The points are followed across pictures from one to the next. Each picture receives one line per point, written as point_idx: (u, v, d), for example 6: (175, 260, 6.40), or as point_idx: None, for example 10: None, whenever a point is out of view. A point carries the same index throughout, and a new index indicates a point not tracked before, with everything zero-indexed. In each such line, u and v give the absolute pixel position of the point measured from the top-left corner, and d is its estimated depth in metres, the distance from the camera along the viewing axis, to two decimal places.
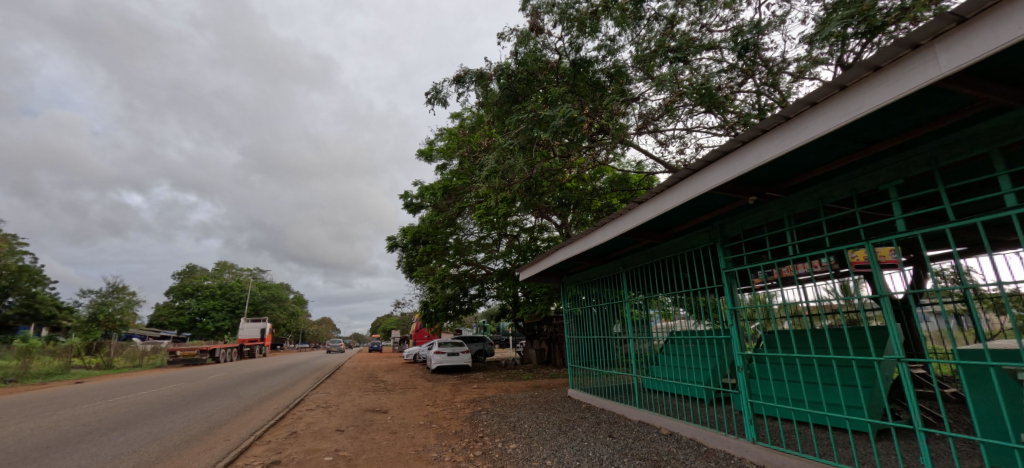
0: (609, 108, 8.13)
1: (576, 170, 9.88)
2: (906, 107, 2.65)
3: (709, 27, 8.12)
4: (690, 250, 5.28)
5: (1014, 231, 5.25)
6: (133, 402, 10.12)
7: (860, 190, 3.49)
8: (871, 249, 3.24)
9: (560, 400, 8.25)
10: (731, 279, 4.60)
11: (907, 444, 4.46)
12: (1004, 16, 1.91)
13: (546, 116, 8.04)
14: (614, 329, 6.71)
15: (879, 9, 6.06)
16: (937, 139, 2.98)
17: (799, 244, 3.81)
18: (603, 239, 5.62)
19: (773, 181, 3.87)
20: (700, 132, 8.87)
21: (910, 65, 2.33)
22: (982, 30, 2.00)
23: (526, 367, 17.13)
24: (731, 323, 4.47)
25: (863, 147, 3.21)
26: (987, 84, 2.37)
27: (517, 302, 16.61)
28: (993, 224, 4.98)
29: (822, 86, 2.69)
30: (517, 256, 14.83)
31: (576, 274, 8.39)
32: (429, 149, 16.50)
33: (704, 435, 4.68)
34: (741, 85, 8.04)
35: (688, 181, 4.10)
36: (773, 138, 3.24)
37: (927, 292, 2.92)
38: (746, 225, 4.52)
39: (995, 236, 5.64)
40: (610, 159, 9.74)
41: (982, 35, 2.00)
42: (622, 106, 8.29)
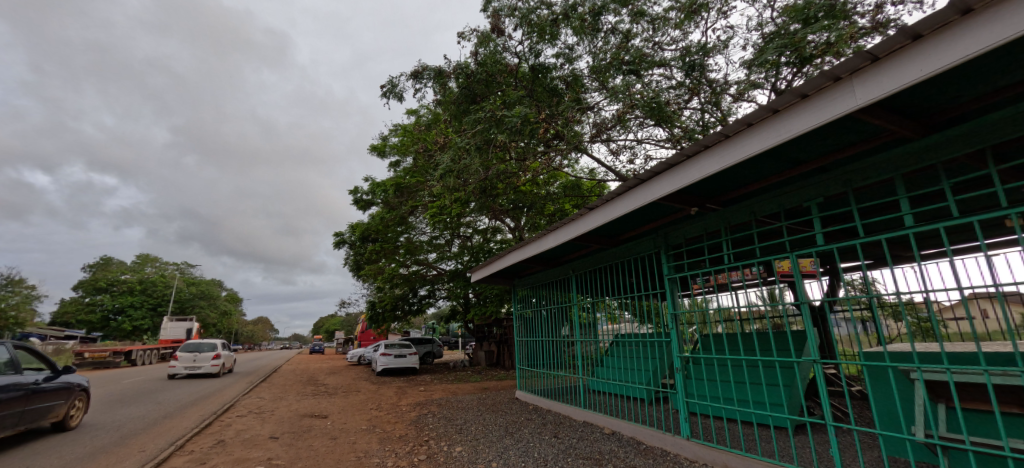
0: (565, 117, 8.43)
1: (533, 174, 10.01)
2: (828, 133, 2.94)
3: (660, 45, 8.54)
4: (636, 256, 5.47)
5: (908, 247, 5.99)
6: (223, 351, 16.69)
7: (786, 206, 3.81)
8: (795, 260, 3.50)
9: (508, 402, 8.27)
10: (673, 284, 4.80)
11: (819, 437, 4.93)
12: (909, 59, 2.20)
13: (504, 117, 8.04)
14: (563, 331, 6.81)
15: (808, 42, 6.69)
16: (851, 165, 3.33)
17: (734, 253, 4.04)
18: (555, 243, 5.68)
19: (712, 193, 4.11)
20: (649, 143, 9.30)
21: (831, 95, 2.61)
22: (890, 67, 2.28)
23: (474, 369, 17.05)
24: (672, 327, 4.70)
25: (793, 166, 3.50)
26: (894, 116, 2.69)
27: (468, 304, 16.45)
28: (893, 241, 5.66)
29: (758, 108, 2.92)
30: (470, 257, 14.52)
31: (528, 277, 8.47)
32: (382, 145, 15.90)
33: (644, 434, 4.88)
34: (688, 102, 8.53)
35: (637, 190, 4.24)
36: (714, 154, 3.44)
37: (841, 301, 3.24)
38: (687, 234, 4.76)
39: (895, 251, 6.38)
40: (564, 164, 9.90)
41: (891, 74, 2.28)
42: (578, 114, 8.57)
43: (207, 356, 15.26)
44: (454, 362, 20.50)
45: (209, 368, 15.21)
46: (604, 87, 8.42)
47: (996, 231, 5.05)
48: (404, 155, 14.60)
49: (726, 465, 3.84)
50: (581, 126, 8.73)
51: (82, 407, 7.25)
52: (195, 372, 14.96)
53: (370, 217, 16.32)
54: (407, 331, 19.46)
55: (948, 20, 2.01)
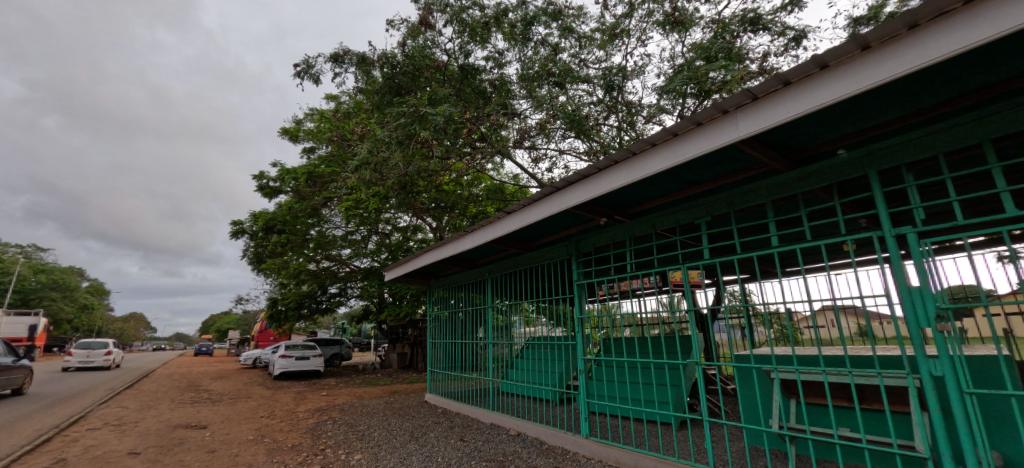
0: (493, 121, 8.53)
1: (456, 174, 9.95)
2: (717, 159, 3.32)
3: (585, 62, 9.00)
4: (549, 261, 5.65)
5: (775, 264, 6.98)
6: (88, 356, 17.73)
7: (680, 222, 4.20)
8: (685, 271, 3.85)
9: (416, 406, 8.06)
10: (581, 290, 5.03)
11: (697, 431, 5.51)
12: (777, 102, 2.68)
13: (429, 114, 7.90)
14: (478, 334, 6.81)
15: (710, 77, 7.51)
16: (733, 190, 3.78)
17: (635, 263, 4.34)
18: (472, 245, 5.65)
19: (619, 206, 4.40)
20: (570, 155, 9.75)
21: (719, 126, 3.00)
22: (764, 107, 2.74)
23: (385, 372, 16.41)
24: (578, 331, 4.91)
25: (689, 186, 3.88)
26: (767, 150, 3.13)
27: (382, 304, 15.77)
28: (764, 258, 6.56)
29: (660, 130, 3.21)
30: (387, 255, 13.96)
31: (444, 278, 8.35)
32: (296, 129, 14.67)
33: (547, 434, 5.04)
34: (606, 119, 9.09)
35: (552, 198, 4.39)
36: (621, 170, 3.69)
37: (721, 307, 3.66)
38: (596, 243, 5.03)
39: (764, 268, 7.40)
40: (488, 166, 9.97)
41: (765, 112, 2.74)
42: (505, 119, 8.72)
43: (98, 352, 17.83)
44: (363, 364, 19.55)
45: (102, 363, 17.88)
46: (530, 95, 8.65)
47: (839, 254, 6.10)
48: (320, 143, 13.63)
49: (618, 461, 4.11)
50: (508, 132, 8.91)
51: (25, 380, 10.35)
52: (88, 365, 17.62)
53: (276, 206, 14.96)
54: (313, 331, 18.11)
55: (811, 73, 2.52)
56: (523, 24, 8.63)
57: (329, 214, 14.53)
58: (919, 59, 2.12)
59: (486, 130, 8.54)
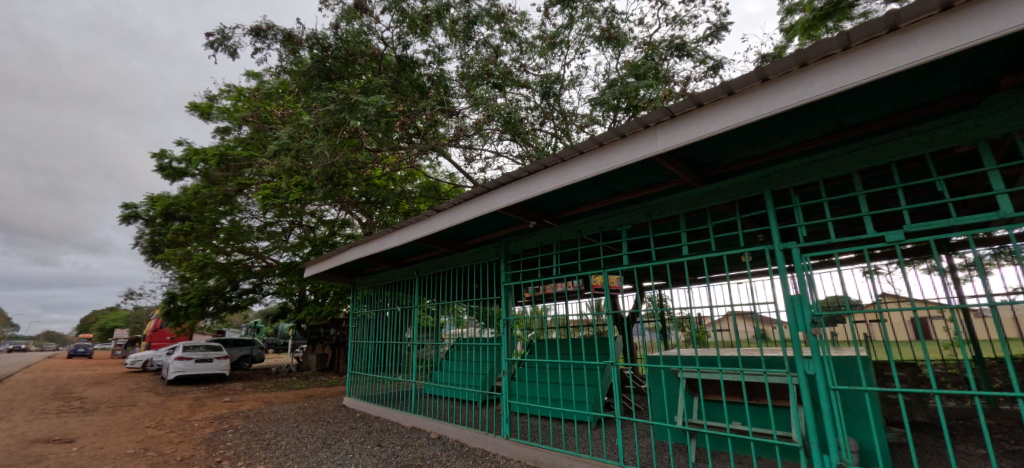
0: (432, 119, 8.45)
1: (388, 168, 9.62)
2: (638, 170, 3.52)
3: (525, 68, 9.21)
4: (479, 262, 5.64)
5: (685, 271, 7.60)
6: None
7: (604, 229, 4.40)
8: (606, 276, 4.01)
9: (332, 410, 7.62)
10: (509, 291, 5.06)
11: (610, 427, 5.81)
12: (691, 121, 2.91)
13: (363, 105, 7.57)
14: (405, 335, 6.60)
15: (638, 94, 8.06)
16: (651, 201, 4.03)
17: (561, 266, 4.45)
18: (399, 242, 5.46)
19: (549, 211, 4.51)
20: (506, 158, 9.88)
21: (641, 139, 3.18)
22: (680, 124, 2.96)
23: (301, 374, 15.39)
24: (504, 332, 4.92)
25: (612, 195, 4.09)
26: (682, 165, 3.38)
27: (301, 302, 14.77)
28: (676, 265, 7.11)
29: (588, 139, 3.33)
30: (310, 250, 13.11)
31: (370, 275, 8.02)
32: (208, 106, 13.22)
33: (468, 436, 5.00)
34: (541, 124, 9.38)
35: (483, 198, 4.37)
36: (550, 175, 3.77)
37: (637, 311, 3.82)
38: (525, 245, 5.11)
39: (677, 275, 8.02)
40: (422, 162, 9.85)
41: (680, 130, 2.95)
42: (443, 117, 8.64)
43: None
44: (278, 367, 18.19)
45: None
46: (468, 94, 8.62)
47: (740, 264, 6.79)
48: (237, 123, 12.44)
49: (535, 461, 4.18)
50: (445, 129, 8.84)
51: None
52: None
53: (181, 190, 13.42)
54: (220, 330, 16.48)
55: (720, 97, 2.76)
56: (465, 23, 8.58)
57: (245, 203, 13.31)
58: (806, 93, 2.44)
59: (423, 126, 8.39)
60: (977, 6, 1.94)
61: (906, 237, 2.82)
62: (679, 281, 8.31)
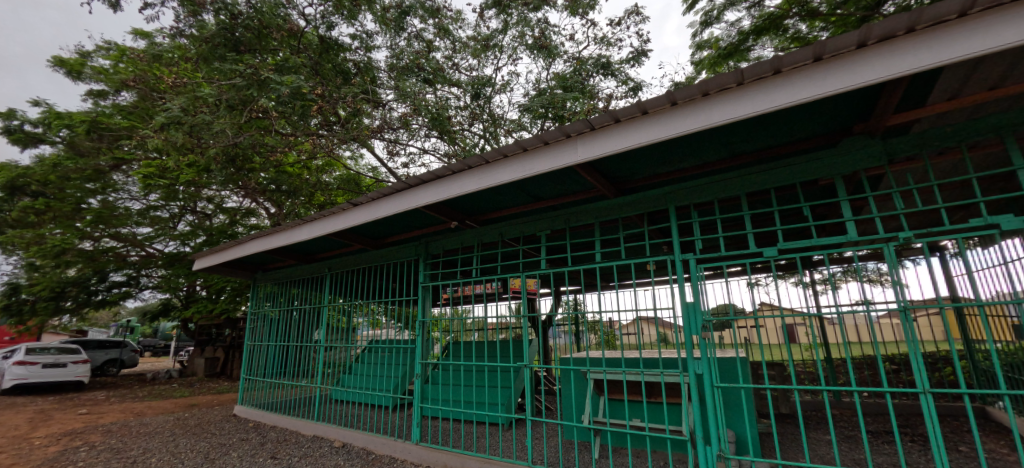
0: (355, 108, 8.12)
1: (301, 155, 9.32)
2: (559, 178, 3.65)
3: (458, 67, 9.39)
4: (398, 261, 5.45)
5: (597, 276, 8.06)
6: None
7: (525, 233, 4.48)
8: (524, 279, 4.05)
9: (218, 421, 6.83)
10: (426, 292, 4.94)
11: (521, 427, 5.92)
12: (609, 135, 3.07)
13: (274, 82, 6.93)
14: (313, 336, 6.15)
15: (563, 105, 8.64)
16: (569, 209, 4.20)
17: (481, 268, 4.43)
18: (309, 236, 5.07)
19: (471, 212, 4.50)
20: (432, 155, 9.78)
21: (563, 147, 3.28)
22: (599, 137, 3.11)
23: (185, 381, 13.60)
24: (420, 334, 4.76)
25: (533, 201, 4.20)
26: (599, 176, 3.57)
27: (189, 298, 13.10)
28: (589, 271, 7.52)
29: (513, 143, 3.35)
30: (205, 239, 11.70)
31: (275, 270, 7.37)
32: (78, 62, 11.17)
33: (376, 443, 4.76)
34: (470, 125, 9.55)
35: (404, 194, 4.21)
36: (475, 175, 3.74)
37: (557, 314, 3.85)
38: (446, 246, 5.04)
39: (589, 280, 8.48)
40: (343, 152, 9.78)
41: (600, 142, 3.10)
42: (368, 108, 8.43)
43: None
44: (154, 372, 15.89)
45: None
46: (396, 86, 8.37)
47: (646, 272, 7.38)
48: (115, 87, 10.50)
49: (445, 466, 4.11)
50: (368, 120, 8.51)
51: None
52: None
53: (34, 160, 11.20)
54: (79, 329, 13.98)
55: (636, 115, 2.93)
56: (396, 12, 8.39)
57: (122, 181, 11.49)
58: (708, 119, 2.70)
59: (346, 114, 8.15)
60: (838, 61, 2.34)
61: (779, 252, 3.23)
62: (591, 286, 8.79)
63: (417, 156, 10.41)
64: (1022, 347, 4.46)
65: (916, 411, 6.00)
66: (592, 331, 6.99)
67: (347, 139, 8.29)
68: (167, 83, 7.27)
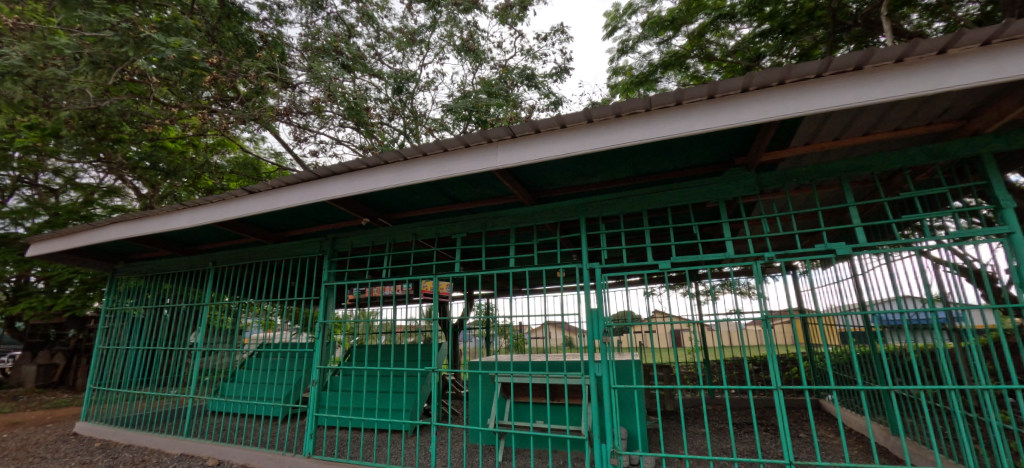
0: (259, 86, 7.57)
1: (187, 130, 8.73)
2: (477, 182, 3.67)
3: (381, 57, 9.05)
4: (299, 257, 5.01)
5: (510, 281, 8.26)
6: None
7: (440, 235, 4.41)
8: (436, 281, 3.93)
9: (49, 442, 5.62)
10: (329, 291, 4.58)
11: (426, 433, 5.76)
12: (528, 144, 3.15)
13: (157, 43, 6.08)
14: (188, 339, 5.37)
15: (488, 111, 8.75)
16: (486, 213, 4.24)
17: (391, 269, 4.23)
18: (190, 224, 4.43)
19: (385, 209, 4.32)
20: (346, 146, 9.29)
21: (483, 152, 3.29)
22: (518, 145, 3.17)
23: (3, 394, 10.97)
24: (318, 337, 4.38)
25: (451, 202, 4.16)
26: (517, 183, 3.65)
27: (18, 291, 10.64)
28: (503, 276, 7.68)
29: (432, 142, 3.27)
30: (48, 220, 9.62)
31: (142, 262, 6.32)
32: None
33: (258, 459, 4.28)
34: (389, 120, 9.24)
35: (309, 185, 3.87)
36: (390, 171, 3.58)
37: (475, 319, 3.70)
38: (355, 243, 4.76)
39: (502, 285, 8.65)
40: (240, 133, 9.24)
41: (520, 151, 3.17)
42: (273, 87, 7.98)
43: None
44: None
45: None
46: (309, 68, 7.86)
47: (557, 279, 7.76)
48: None
49: None
50: (273, 100, 8.00)
51: None
52: None
53: None
54: None
55: (554, 128, 3.04)
56: None
57: None
58: (617, 139, 2.91)
59: (246, 91, 7.58)
60: (725, 100, 2.67)
61: (672, 265, 3.56)
62: (504, 291, 8.98)
63: (328, 146, 9.79)
64: (845, 350, 5.50)
65: (769, 404, 7.09)
66: (502, 335, 7.13)
67: (247, 119, 7.70)
68: (3, 24, 5.89)
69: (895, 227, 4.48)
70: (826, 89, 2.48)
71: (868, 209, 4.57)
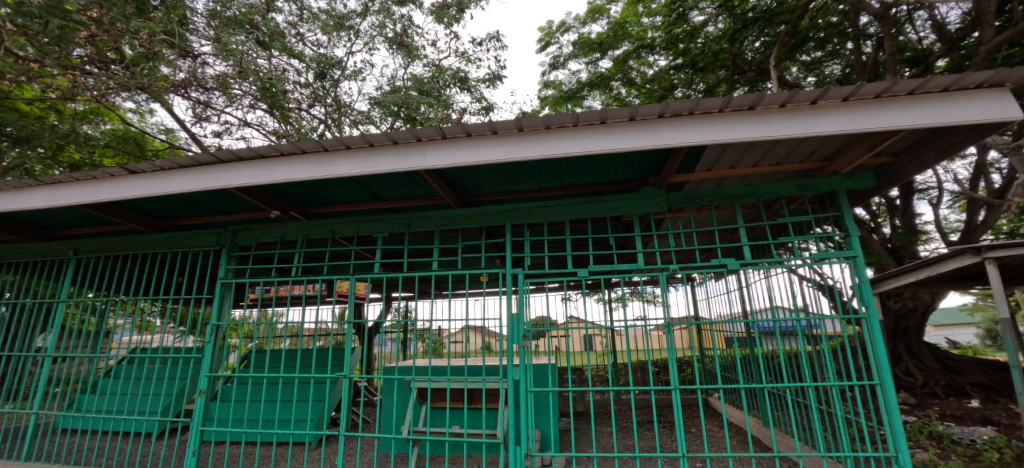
0: (151, 50, 6.65)
1: (47, 90, 7.28)
2: (403, 180, 3.56)
3: (303, 38, 8.42)
4: (188, 250, 4.43)
5: (431, 284, 8.11)
6: None
7: (360, 233, 4.18)
8: (352, 282, 3.66)
9: None
10: (225, 290, 4.09)
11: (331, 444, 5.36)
12: (459, 147, 3.13)
13: None
14: (35, 343, 4.47)
15: (417, 108, 8.56)
16: (411, 213, 4.12)
17: (301, 267, 3.89)
18: (44, 204, 3.69)
19: (298, 202, 4.00)
20: (255, 130, 8.48)
21: (412, 150, 3.19)
22: (448, 147, 3.13)
23: None
24: (208, 341, 3.85)
25: (374, 199, 3.99)
26: (445, 185, 3.60)
27: None
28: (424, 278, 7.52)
29: (357, 136, 3.08)
30: None
31: None
32: None
33: None
34: (308, 107, 8.60)
35: (207, 170, 3.43)
36: (307, 162, 3.31)
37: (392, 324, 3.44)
38: (261, 238, 4.32)
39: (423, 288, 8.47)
40: (121, 102, 8.04)
41: (449, 153, 3.12)
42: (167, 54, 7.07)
43: None
44: None
45: None
46: (215, 38, 7.07)
47: (479, 283, 7.80)
48: None
49: None
50: (167, 69, 7.13)
51: None
52: None
53: None
54: None
55: (485, 133, 3.05)
56: None
57: None
58: (545, 150, 3.01)
59: (132, 53, 6.68)
60: (643, 123, 2.89)
61: (590, 273, 3.73)
62: (425, 293, 8.81)
63: (235, 128, 8.84)
64: (730, 354, 6.24)
65: (667, 403, 7.78)
66: (421, 339, 6.96)
67: (131, 87, 6.71)
68: None
69: (771, 247, 5.22)
70: (725, 122, 2.81)
71: (753, 231, 5.26)
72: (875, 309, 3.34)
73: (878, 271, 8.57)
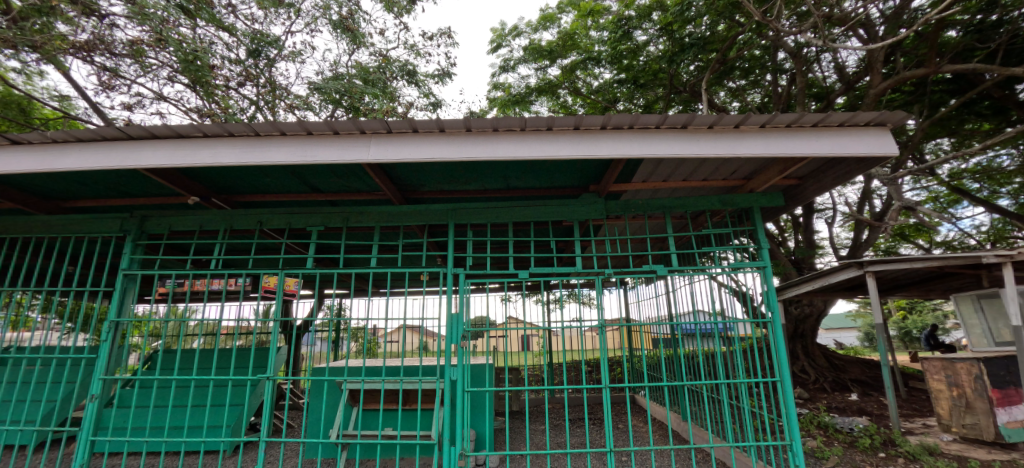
0: (43, 3, 5.84)
1: None
2: (344, 173, 3.41)
3: (235, 10, 7.72)
4: (83, 235, 3.89)
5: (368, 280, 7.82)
6: None
7: (293, 225, 3.94)
8: (281, 277, 3.42)
9: None
10: (128, 282, 3.66)
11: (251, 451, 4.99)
12: (404, 141, 3.06)
13: None
14: None
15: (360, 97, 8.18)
16: (350, 207, 3.96)
17: (221, 259, 3.56)
18: None
19: (222, 188, 3.68)
20: (173, 105, 7.63)
21: (354, 141, 3.07)
22: (393, 141, 3.05)
23: None
24: (104, 339, 3.40)
25: (310, 191, 3.77)
26: (388, 180, 3.50)
27: None
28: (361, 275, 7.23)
29: (294, 122, 2.89)
30: None
31: None
32: None
33: None
34: (238, 86, 7.90)
35: (112, 147, 3.03)
36: (236, 145, 3.05)
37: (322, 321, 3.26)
38: (175, 226, 3.90)
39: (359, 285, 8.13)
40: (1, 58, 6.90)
41: (394, 147, 3.04)
42: (66, 10, 6.21)
43: None
44: None
45: None
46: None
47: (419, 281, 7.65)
48: None
49: None
50: (65, 27, 6.20)
51: None
52: None
53: None
54: None
55: (433, 130, 3.01)
56: None
57: None
58: (492, 151, 3.04)
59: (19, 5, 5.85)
60: (586, 133, 3.03)
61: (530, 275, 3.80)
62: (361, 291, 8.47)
63: (148, 101, 7.90)
64: (656, 354, 6.69)
65: (598, 401, 8.16)
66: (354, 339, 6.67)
67: (18, 45, 5.82)
68: None
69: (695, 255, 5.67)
70: (659, 138, 3.02)
71: (681, 240, 5.69)
72: (779, 314, 3.77)
73: (783, 280, 9.66)
